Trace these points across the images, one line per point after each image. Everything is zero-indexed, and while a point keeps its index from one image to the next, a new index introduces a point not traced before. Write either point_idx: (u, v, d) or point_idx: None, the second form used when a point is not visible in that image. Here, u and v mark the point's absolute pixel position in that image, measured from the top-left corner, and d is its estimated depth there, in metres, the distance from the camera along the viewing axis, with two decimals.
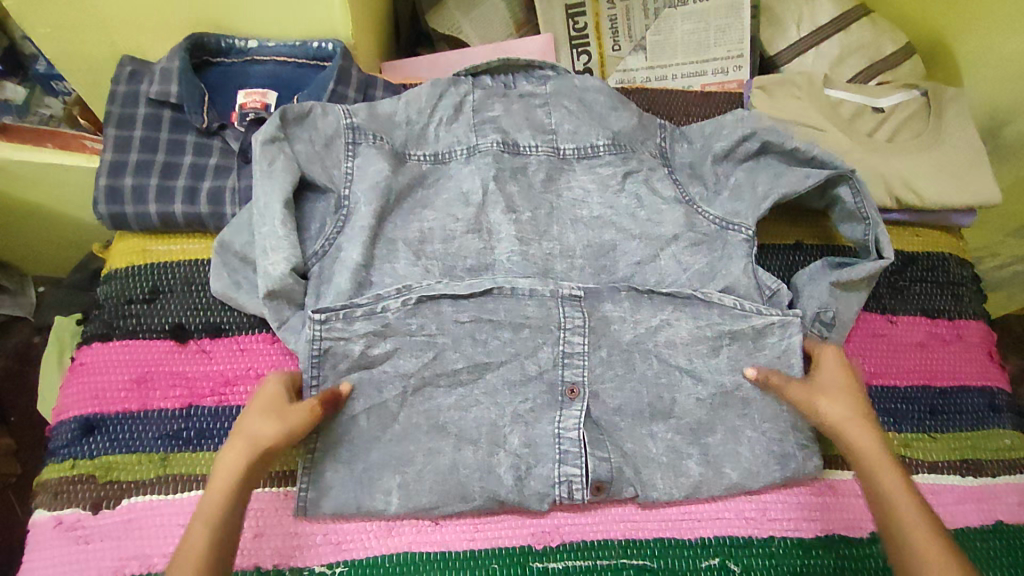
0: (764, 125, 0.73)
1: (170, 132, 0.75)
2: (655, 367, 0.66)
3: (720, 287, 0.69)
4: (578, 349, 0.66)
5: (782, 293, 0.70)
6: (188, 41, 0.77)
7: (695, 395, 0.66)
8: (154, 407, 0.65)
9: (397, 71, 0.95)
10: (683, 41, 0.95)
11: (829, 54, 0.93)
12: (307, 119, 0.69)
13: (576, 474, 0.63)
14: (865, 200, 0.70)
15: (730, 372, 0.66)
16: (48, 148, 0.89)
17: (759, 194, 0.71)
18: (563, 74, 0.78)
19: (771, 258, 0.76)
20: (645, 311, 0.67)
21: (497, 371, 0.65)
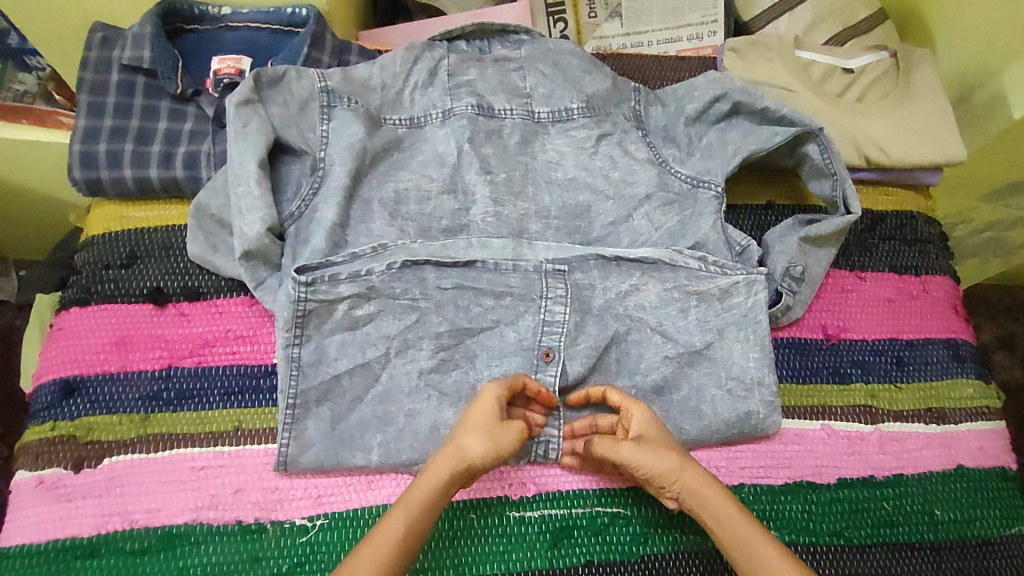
0: (736, 86, 0.73)
1: (144, 98, 0.75)
2: (628, 326, 0.68)
3: (691, 244, 0.71)
4: (559, 317, 0.66)
5: (751, 249, 0.72)
6: (160, 7, 0.77)
7: (664, 352, 0.67)
8: (133, 368, 0.65)
9: (373, 39, 0.96)
10: (658, 7, 0.96)
11: (803, 19, 0.95)
12: (281, 82, 0.69)
13: (554, 435, 0.65)
14: (833, 156, 0.72)
15: (699, 331, 0.68)
16: (22, 124, 0.89)
17: (728, 153, 0.73)
18: (538, 38, 0.78)
19: (743, 217, 0.77)
20: (613, 278, 0.68)
21: (477, 337, 0.66)
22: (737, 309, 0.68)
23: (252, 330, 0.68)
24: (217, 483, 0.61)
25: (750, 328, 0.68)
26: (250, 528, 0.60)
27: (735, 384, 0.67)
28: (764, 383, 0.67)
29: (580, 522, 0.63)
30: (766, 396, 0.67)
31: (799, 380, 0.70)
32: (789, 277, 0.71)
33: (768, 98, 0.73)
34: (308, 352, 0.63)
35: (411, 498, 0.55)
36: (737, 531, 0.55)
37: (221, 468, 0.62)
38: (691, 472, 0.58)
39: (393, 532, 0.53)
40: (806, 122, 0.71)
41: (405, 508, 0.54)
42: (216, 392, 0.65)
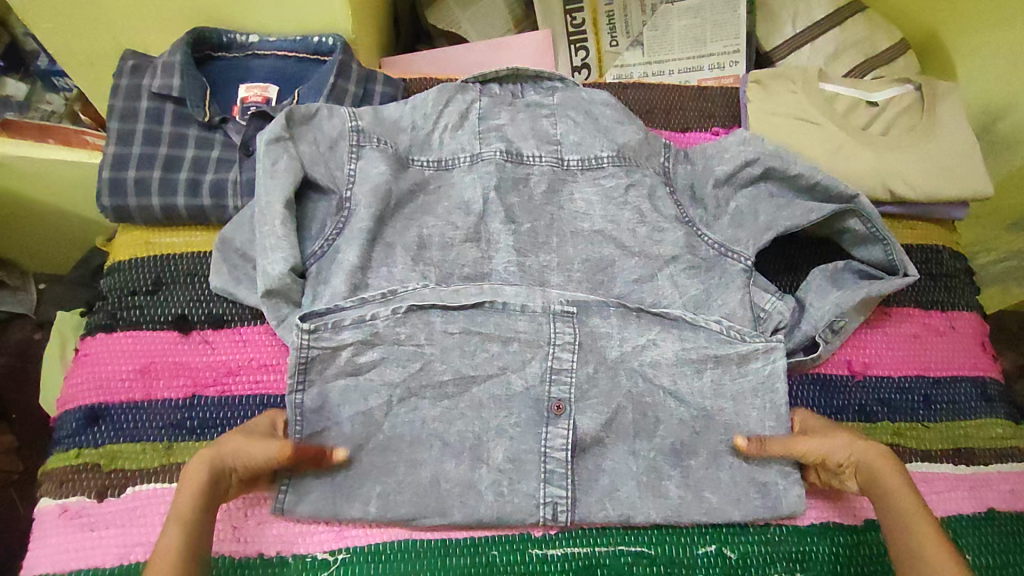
0: (768, 151, 0.74)
1: (172, 125, 0.76)
2: (640, 387, 0.68)
3: (718, 317, 0.71)
4: (566, 366, 0.67)
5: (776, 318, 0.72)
6: (190, 35, 0.78)
7: (677, 416, 0.67)
8: (156, 396, 0.65)
9: (397, 66, 0.97)
10: (680, 37, 0.96)
11: (825, 49, 0.96)
12: (314, 120, 0.72)
13: (562, 495, 0.64)
14: (878, 225, 0.71)
15: (712, 397, 0.68)
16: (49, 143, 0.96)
17: (760, 224, 0.73)
18: (571, 86, 0.83)
19: (776, 271, 0.78)
20: (632, 329, 0.70)
21: (483, 386, 0.66)
22: (754, 376, 0.68)
23: (275, 358, 0.68)
24: (238, 514, 0.62)
25: (765, 399, 0.68)
26: (270, 561, 0.60)
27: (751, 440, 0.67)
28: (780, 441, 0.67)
29: (603, 560, 0.63)
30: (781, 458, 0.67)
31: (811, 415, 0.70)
32: (829, 330, 0.70)
33: (801, 163, 0.73)
34: (310, 399, 0.63)
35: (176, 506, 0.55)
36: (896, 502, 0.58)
37: (244, 499, 0.62)
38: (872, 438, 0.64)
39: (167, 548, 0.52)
40: (846, 191, 0.72)
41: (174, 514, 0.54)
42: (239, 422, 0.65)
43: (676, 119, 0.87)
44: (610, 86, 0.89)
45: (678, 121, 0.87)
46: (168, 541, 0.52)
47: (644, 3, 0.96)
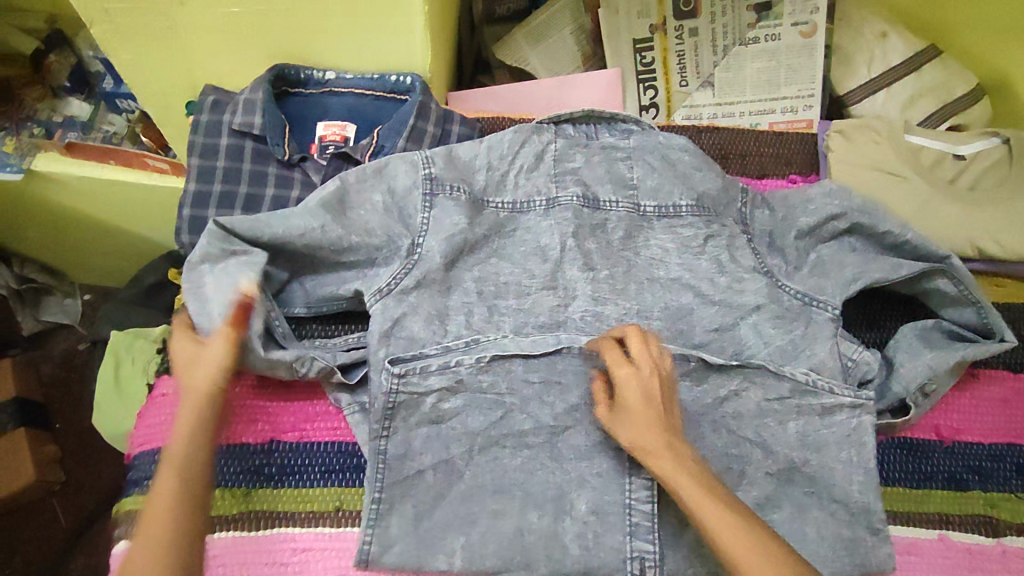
0: (855, 206, 0.73)
1: (252, 163, 0.76)
2: (726, 438, 0.66)
3: (805, 368, 0.68)
4: None
5: (864, 366, 0.69)
6: (271, 73, 0.79)
7: (764, 468, 0.65)
8: (234, 440, 0.65)
9: (463, 102, 0.97)
10: (752, 78, 0.95)
11: (901, 95, 0.94)
12: (384, 171, 0.71)
13: (649, 550, 0.62)
14: (970, 287, 0.69)
15: (799, 448, 0.66)
16: (110, 164, 1.06)
17: (846, 276, 0.71)
18: (648, 129, 0.81)
19: (853, 317, 0.75)
20: (713, 381, 0.68)
21: (564, 437, 0.65)
22: (839, 427, 0.66)
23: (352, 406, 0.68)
24: (318, 567, 0.61)
25: (852, 450, 0.65)
26: None
27: (838, 508, 0.64)
28: (869, 510, 0.64)
29: None
30: (871, 526, 0.64)
31: (899, 482, 0.68)
32: (920, 394, 0.68)
33: (891, 222, 0.71)
34: (394, 444, 0.63)
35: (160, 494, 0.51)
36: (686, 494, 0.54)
37: (324, 551, 0.62)
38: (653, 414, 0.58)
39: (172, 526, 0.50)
40: (936, 253, 0.70)
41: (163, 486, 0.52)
42: (316, 470, 0.65)
43: (753, 165, 0.86)
44: (684, 129, 0.88)
45: (755, 166, 0.86)
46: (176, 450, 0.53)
47: (716, 44, 0.95)
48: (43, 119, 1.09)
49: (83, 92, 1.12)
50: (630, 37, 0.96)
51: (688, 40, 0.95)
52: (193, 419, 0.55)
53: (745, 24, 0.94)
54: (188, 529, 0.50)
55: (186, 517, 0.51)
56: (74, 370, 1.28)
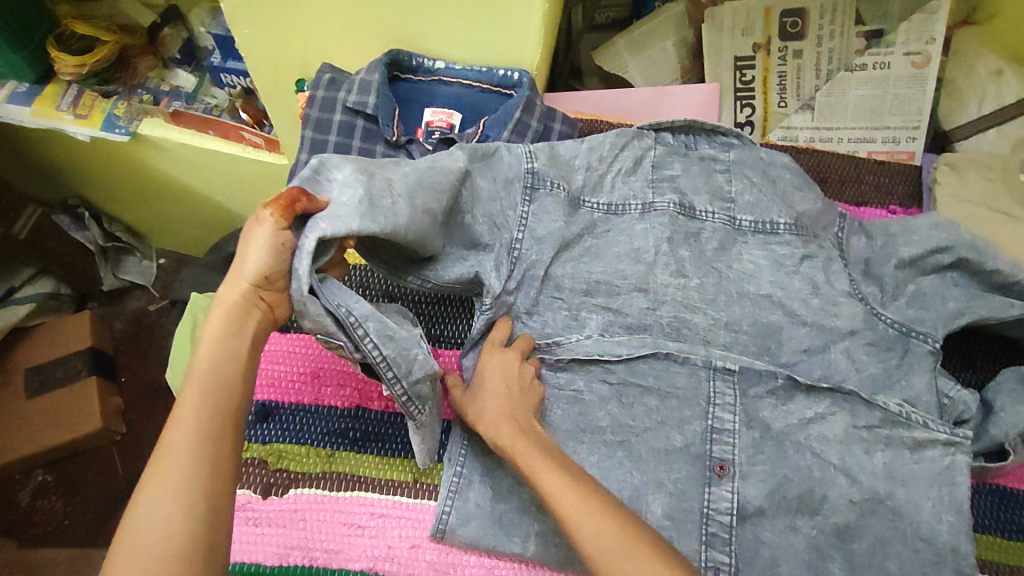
0: (964, 240, 0.70)
1: (361, 141, 0.80)
2: (809, 460, 0.65)
3: (898, 400, 0.67)
4: (728, 426, 0.66)
5: (962, 406, 0.66)
6: (387, 57, 0.82)
7: (848, 496, 0.63)
8: (324, 402, 0.67)
9: (558, 102, 0.97)
10: (855, 105, 0.94)
11: (1013, 136, 0.91)
12: (494, 158, 0.71)
13: (725, 562, 0.62)
14: None
15: (885, 479, 0.63)
16: (208, 134, 1.10)
17: (949, 311, 0.69)
18: (750, 143, 0.80)
19: (950, 357, 0.73)
20: (799, 402, 0.67)
21: (644, 438, 0.66)
22: (929, 465, 0.64)
23: None
24: (393, 534, 0.61)
25: (943, 489, 0.63)
26: None
27: (924, 546, 0.61)
28: (957, 552, 0.61)
29: None
30: (959, 570, 0.60)
31: (991, 530, 0.65)
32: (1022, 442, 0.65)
33: (1000, 260, 0.69)
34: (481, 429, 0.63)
35: (155, 501, 0.44)
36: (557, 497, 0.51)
37: (399, 520, 0.62)
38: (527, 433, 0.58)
39: (172, 531, 0.43)
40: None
41: (155, 486, 0.44)
42: (400, 441, 0.66)
43: (852, 191, 0.85)
44: (783, 149, 0.88)
45: (854, 193, 0.85)
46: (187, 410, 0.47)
47: (820, 68, 0.94)
48: (152, 87, 1.13)
49: (191, 64, 1.16)
50: (732, 55, 0.96)
51: (792, 62, 0.95)
52: (196, 409, 0.47)
53: (853, 51, 0.93)
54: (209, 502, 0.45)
55: (197, 505, 0.44)
56: (144, 328, 1.35)
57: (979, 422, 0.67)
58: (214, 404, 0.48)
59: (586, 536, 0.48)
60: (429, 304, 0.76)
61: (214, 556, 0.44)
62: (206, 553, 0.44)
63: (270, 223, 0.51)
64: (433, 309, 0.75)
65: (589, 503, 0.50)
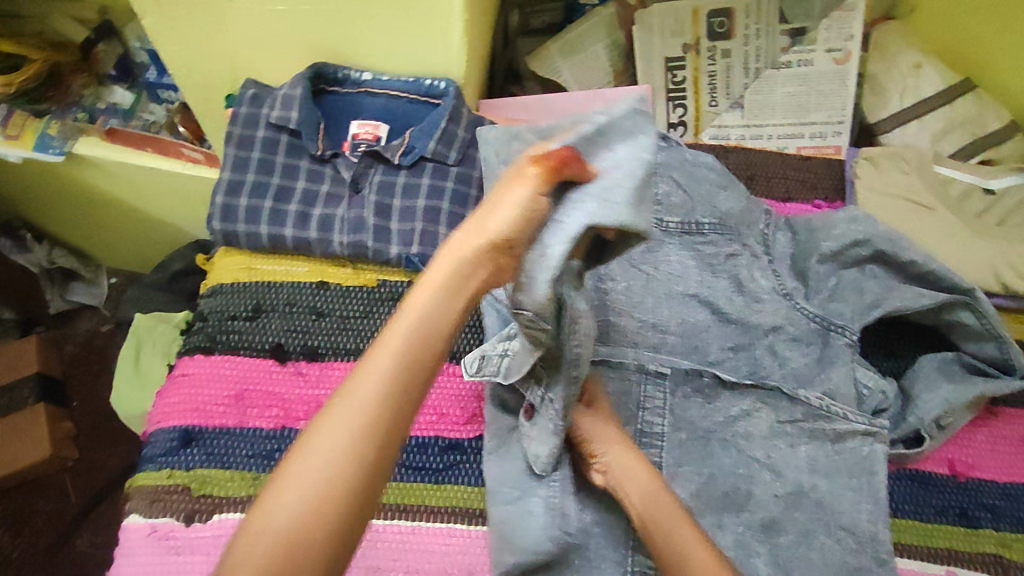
0: (880, 233, 0.72)
1: (285, 156, 0.77)
2: (734, 457, 0.66)
3: (819, 393, 0.68)
4: (656, 429, 0.67)
5: (878, 395, 0.69)
6: (311, 70, 0.81)
7: (772, 490, 0.64)
8: (250, 424, 0.67)
9: (495, 110, 0.98)
10: (783, 103, 0.95)
11: (932, 127, 0.94)
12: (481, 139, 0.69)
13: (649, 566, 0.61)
14: (996, 322, 0.68)
15: (809, 472, 0.65)
16: (146, 151, 1.08)
17: (866, 303, 0.71)
18: (675, 145, 0.82)
19: (871, 347, 0.74)
20: (724, 400, 0.68)
21: None
22: (850, 454, 0.66)
23: None
24: None
25: (863, 478, 0.64)
26: None
27: (846, 536, 0.62)
28: (876, 540, 0.62)
29: None
30: (879, 557, 0.61)
31: (910, 515, 0.66)
32: (936, 427, 0.67)
33: (914, 251, 0.71)
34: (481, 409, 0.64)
35: (330, 431, 0.43)
36: (681, 549, 0.54)
37: None
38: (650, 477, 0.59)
39: (316, 482, 0.41)
40: (960, 285, 0.69)
41: (335, 415, 0.43)
42: None
43: (779, 188, 0.86)
44: (711, 150, 0.89)
45: (781, 189, 0.86)
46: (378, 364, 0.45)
47: (748, 66, 0.95)
48: (87, 105, 1.11)
49: (126, 81, 1.15)
50: (662, 56, 0.97)
51: (720, 61, 0.96)
52: (397, 356, 0.45)
53: (778, 49, 0.94)
54: (369, 460, 0.43)
55: (354, 458, 0.42)
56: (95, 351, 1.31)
57: (899, 410, 0.69)
58: (407, 362, 0.46)
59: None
60: (358, 318, 0.73)
61: (348, 525, 0.41)
62: (332, 512, 0.41)
63: (533, 183, 0.51)
64: (360, 325, 0.72)
65: (705, 550, 0.54)
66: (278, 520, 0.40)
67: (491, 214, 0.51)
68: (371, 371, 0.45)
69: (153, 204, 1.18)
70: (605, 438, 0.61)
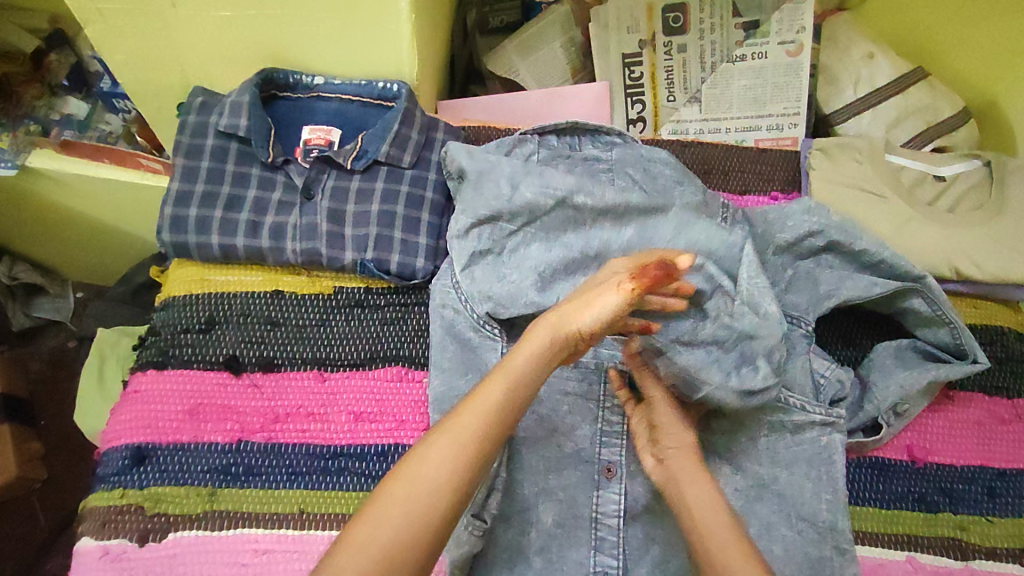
0: (834, 223, 0.73)
1: (236, 164, 0.76)
2: None
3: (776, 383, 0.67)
4: (617, 427, 0.67)
5: (834, 386, 0.69)
6: (260, 76, 0.80)
7: (732, 484, 0.65)
8: (205, 439, 0.65)
9: (453, 113, 0.97)
10: (739, 96, 0.95)
11: (886, 116, 0.94)
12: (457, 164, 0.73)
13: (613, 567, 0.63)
14: (945, 307, 0.69)
15: (769, 464, 0.65)
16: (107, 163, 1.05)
17: (820, 294, 0.72)
18: (630, 142, 0.82)
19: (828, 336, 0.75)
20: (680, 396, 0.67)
21: (532, 447, 0.65)
22: (810, 445, 0.65)
23: (324, 407, 0.68)
24: (279, 569, 0.61)
25: (821, 470, 0.64)
26: None
27: (807, 527, 0.63)
28: (836, 530, 0.63)
29: None
30: (839, 547, 0.62)
31: (869, 502, 0.67)
32: (892, 413, 0.68)
33: (867, 240, 0.71)
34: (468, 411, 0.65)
35: (432, 466, 0.53)
36: (718, 542, 0.55)
37: (285, 553, 0.61)
38: (696, 464, 0.60)
39: (423, 502, 0.51)
40: (912, 272, 0.70)
41: (424, 452, 0.53)
42: (284, 471, 0.65)
43: (736, 181, 0.86)
44: (668, 143, 0.88)
45: (738, 182, 0.86)
46: (489, 399, 0.56)
47: (704, 60, 0.96)
48: (41, 117, 1.07)
49: (80, 91, 1.11)
50: (619, 52, 0.97)
51: (677, 55, 0.96)
52: (495, 401, 0.56)
53: (733, 43, 0.95)
54: (454, 478, 0.53)
55: (441, 481, 0.52)
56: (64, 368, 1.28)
57: (857, 399, 0.69)
58: (508, 403, 0.57)
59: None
60: (314, 326, 0.72)
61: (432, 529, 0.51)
62: (435, 522, 0.51)
63: (627, 293, 0.58)
64: (317, 333, 0.72)
65: (741, 550, 0.54)
66: (376, 536, 0.50)
67: (576, 300, 0.60)
68: (483, 405, 0.55)
69: (116, 216, 1.16)
70: (664, 428, 0.63)
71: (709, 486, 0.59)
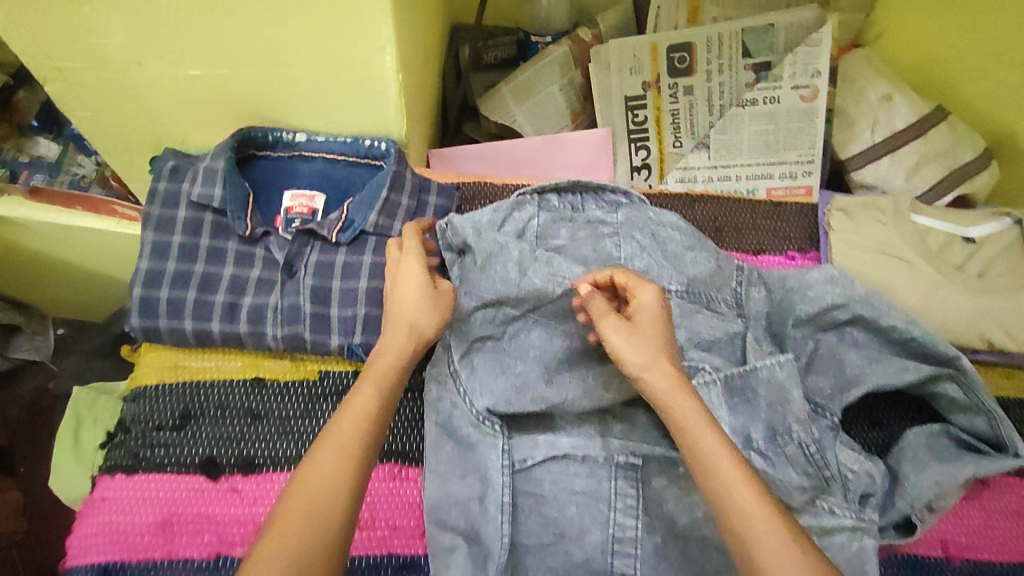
0: (859, 296, 0.68)
1: (210, 238, 0.69)
2: (717, 561, 0.60)
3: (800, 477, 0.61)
4: (629, 531, 0.61)
5: (864, 479, 0.63)
6: (236, 137, 0.74)
7: None
8: (179, 556, 0.60)
9: (443, 162, 0.91)
10: (750, 141, 0.89)
11: (906, 162, 0.89)
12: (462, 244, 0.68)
13: None
14: (982, 394, 0.64)
15: None
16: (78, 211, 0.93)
17: (845, 379, 0.67)
18: (637, 202, 0.76)
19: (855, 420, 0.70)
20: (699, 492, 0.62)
21: (539, 556, 0.61)
22: (838, 551, 0.58)
23: None
24: None
25: None
26: None
27: None
28: None
29: None
30: None
31: None
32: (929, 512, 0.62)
33: (895, 315, 0.66)
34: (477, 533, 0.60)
35: (326, 458, 0.48)
36: (711, 466, 0.48)
37: None
38: (686, 391, 0.52)
39: (321, 499, 0.46)
40: (946, 352, 0.64)
41: (321, 450, 0.49)
42: None
43: (749, 239, 0.81)
44: (677, 197, 0.83)
45: (752, 241, 0.81)
46: (365, 398, 0.52)
47: (712, 104, 0.91)
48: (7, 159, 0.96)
49: (50, 131, 1.00)
50: (622, 95, 0.92)
51: (683, 99, 0.91)
52: (371, 392, 0.53)
53: (744, 84, 0.89)
54: (353, 469, 0.49)
55: (337, 470, 0.48)
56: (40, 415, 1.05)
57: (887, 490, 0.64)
58: (379, 396, 0.53)
59: (749, 521, 0.46)
60: (300, 418, 0.66)
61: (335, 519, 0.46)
62: (338, 513, 0.47)
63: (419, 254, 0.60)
64: (300, 426, 0.66)
65: (750, 488, 0.47)
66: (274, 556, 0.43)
67: (393, 296, 0.59)
68: (356, 402, 0.52)
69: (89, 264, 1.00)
70: (630, 336, 0.55)
71: (706, 416, 0.51)
